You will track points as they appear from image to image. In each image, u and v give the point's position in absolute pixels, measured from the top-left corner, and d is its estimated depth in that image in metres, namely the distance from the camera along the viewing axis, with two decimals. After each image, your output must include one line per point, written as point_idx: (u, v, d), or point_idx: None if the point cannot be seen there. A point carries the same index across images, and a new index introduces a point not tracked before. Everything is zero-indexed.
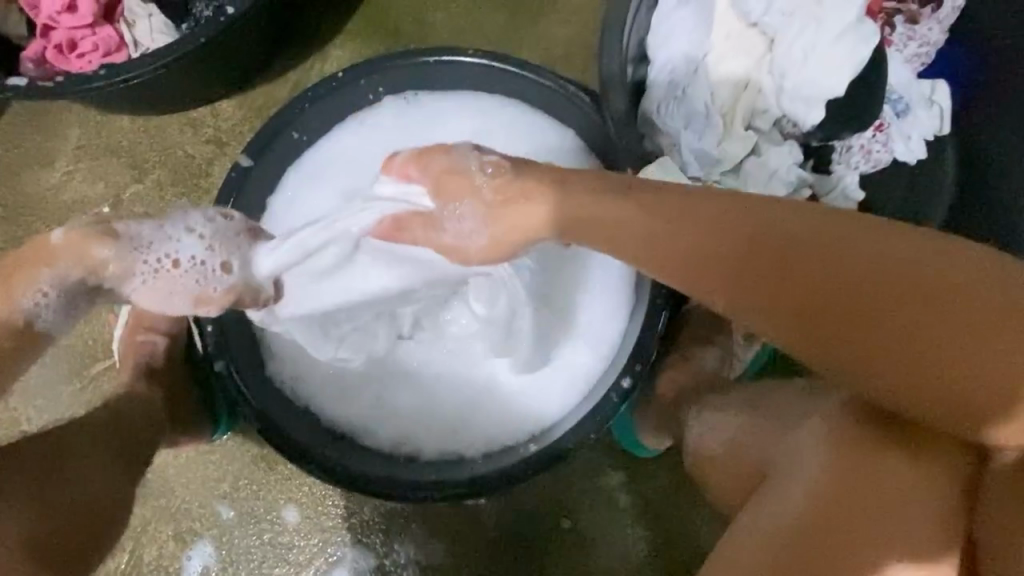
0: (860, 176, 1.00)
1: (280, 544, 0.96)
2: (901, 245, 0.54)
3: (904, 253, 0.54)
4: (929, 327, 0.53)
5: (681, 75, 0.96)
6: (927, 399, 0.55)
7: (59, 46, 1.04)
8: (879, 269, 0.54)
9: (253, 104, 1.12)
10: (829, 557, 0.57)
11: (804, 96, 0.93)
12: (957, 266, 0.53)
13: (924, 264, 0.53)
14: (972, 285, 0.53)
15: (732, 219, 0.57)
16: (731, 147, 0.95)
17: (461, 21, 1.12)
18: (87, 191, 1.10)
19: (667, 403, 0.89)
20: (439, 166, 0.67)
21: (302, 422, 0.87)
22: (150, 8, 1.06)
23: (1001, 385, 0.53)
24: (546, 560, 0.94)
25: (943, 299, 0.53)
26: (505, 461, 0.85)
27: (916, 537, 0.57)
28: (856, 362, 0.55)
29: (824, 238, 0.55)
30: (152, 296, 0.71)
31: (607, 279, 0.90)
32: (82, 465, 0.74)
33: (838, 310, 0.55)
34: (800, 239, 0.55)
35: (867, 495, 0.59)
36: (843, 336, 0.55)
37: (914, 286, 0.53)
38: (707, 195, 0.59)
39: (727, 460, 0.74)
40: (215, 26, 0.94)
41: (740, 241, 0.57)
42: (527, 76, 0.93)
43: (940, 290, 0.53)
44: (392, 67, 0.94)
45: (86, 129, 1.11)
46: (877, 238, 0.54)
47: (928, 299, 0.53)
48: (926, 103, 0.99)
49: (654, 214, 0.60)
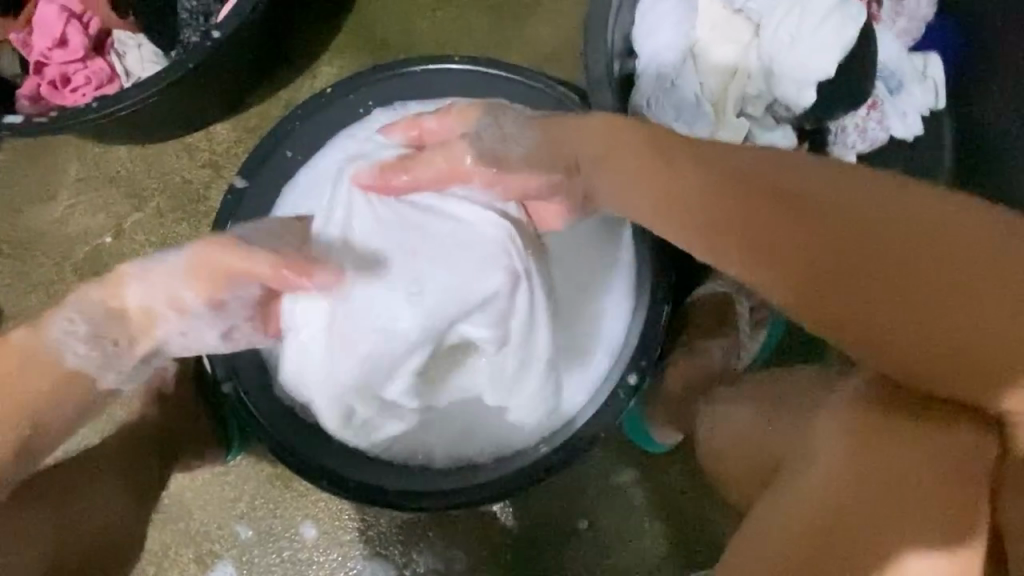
0: (857, 155, 0.99)
1: (300, 561, 0.96)
2: (905, 205, 0.53)
3: (907, 211, 0.53)
4: (936, 298, 0.52)
5: (669, 66, 0.95)
6: (936, 359, 0.54)
7: (53, 82, 1.06)
8: (878, 222, 0.53)
9: (246, 125, 1.13)
10: (834, 539, 0.58)
11: (792, 79, 0.92)
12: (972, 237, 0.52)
13: (929, 220, 0.53)
14: (985, 260, 0.52)
15: (722, 191, 0.58)
16: (724, 135, 0.95)
17: (446, 29, 1.12)
18: (89, 223, 1.11)
19: (675, 395, 0.89)
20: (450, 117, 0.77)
21: (309, 438, 0.87)
22: (140, 39, 1.08)
23: (1004, 344, 0.52)
24: (567, 560, 0.94)
25: (954, 271, 0.52)
26: (517, 465, 0.86)
27: (934, 511, 0.56)
28: (855, 318, 0.55)
29: (827, 206, 0.55)
30: (198, 302, 0.71)
31: (616, 272, 0.90)
32: (106, 478, 0.78)
33: (836, 279, 0.55)
34: (802, 197, 0.55)
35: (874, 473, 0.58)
36: (840, 295, 0.55)
37: (920, 257, 0.52)
38: (693, 176, 0.60)
39: (738, 449, 0.75)
40: (202, 51, 0.95)
41: (736, 213, 0.57)
42: (514, 79, 0.94)
43: (940, 246, 0.52)
44: (380, 80, 0.96)
45: (85, 162, 1.12)
46: (879, 195, 0.54)
47: (937, 271, 0.52)
48: (918, 77, 0.98)
49: (651, 206, 0.63)
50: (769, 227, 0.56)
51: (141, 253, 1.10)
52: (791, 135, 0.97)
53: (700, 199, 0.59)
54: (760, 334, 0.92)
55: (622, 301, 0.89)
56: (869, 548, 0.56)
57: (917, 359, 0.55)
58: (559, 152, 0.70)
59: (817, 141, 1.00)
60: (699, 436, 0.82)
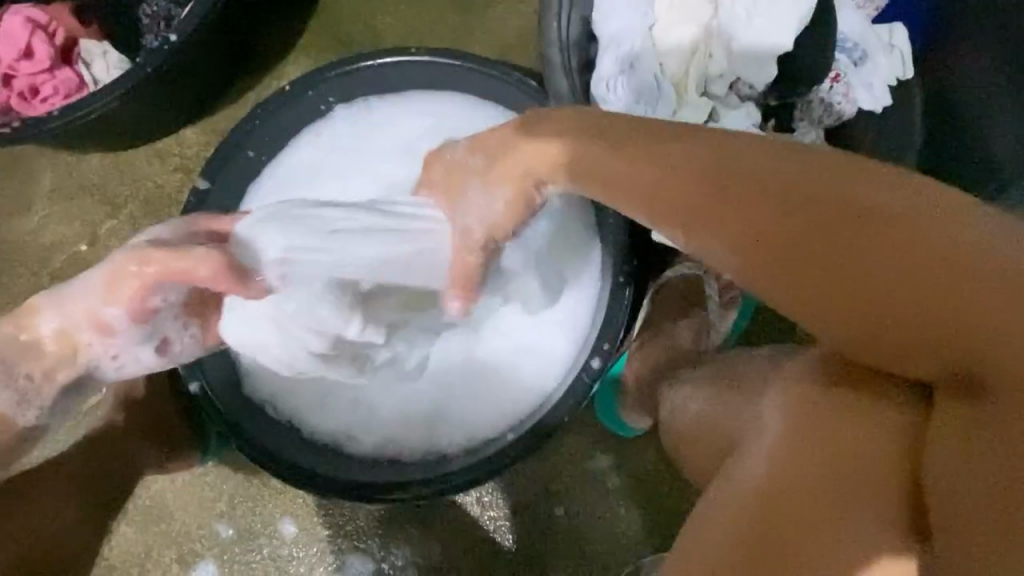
0: (824, 131, 0.98)
1: (280, 557, 0.97)
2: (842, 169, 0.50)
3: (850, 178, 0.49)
4: (881, 284, 0.48)
5: (628, 50, 0.93)
6: (879, 332, 0.50)
7: (21, 93, 1.06)
8: (813, 187, 0.50)
9: (215, 128, 1.13)
10: (780, 525, 0.56)
11: (756, 57, 0.93)
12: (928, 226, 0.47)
13: (867, 187, 0.49)
14: (933, 257, 0.47)
15: (663, 155, 0.55)
16: (688, 115, 0.94)
17: (409, 22, 1.12)
18: (64, 232, 1.12)
19: (643, 381, 0.88)
20: (447, 169, 0.69)
21: (277, 433, 0.88)
22: (105, 46, 1.08)
23: (952, 320, 0.47)
24: (544, 548, 0.94)
25: (906, 268, 0.48)
26: (484, 453, 0.86)
27: (868, 501, 0.54)
28: (799, 291, 0.51)
29: (768, 172, 0.51)
30: (117, 316, 0.67)
31: (580, 257, 0.89)
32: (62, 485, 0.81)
33: (782, 250, 0.51)
34: (736, 166, 0.52)
35: (819, 457, 0.57)
36: (792, 270, 0.51)
37: (864, 245, 0.48)
38: (605, 148, 0.57)
39: (698, 431, 0.74)
40: (160, 55, 0.94)
41: (684, 178, 0.54)
42: (472, 68, 0.94)
43: (881, 213, 0.48)
44: (338, 76, 0.95)
45: (58, 171, 1.12)
46: (814, 161, 0.51)
47: (874, 238, 0.48)
48: (884, 48, 0.97)
49: (587, 171, 0.59)
50: (699, 197, 0.53)
51: None
52: (756, 113, 0.95)
53: (639, 167, 0.56)
54: (732, 312, 0.92)
55: (589, 286, 0.88)
56: (811, 541, 0.55)
57: (859, 334, 0.51)
58: (511, 148, 0.63)
59: (781, 119, 0.99)
60: (662, 417, 0.81)
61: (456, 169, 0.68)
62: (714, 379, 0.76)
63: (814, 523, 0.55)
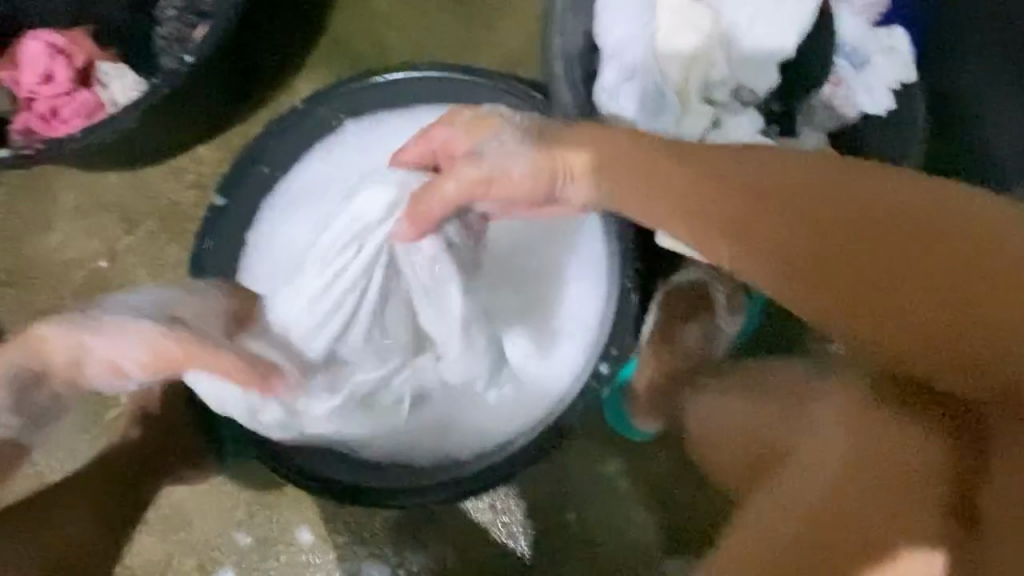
0: (826, 134, 1.00)
1: (298, 564, 0.98)
2: (890, 185, 0.52)
3: (896, 190, 0.51)
4: (923, 297, 0.50)
5: (631, 59, 0.95)
6: (921, 342, 0.51)
7: (43, 115, 1.09)
8: (864, 201, 0.51)
9: (229, 144, 1.16)
10: (819, 541, 0.60)
11: (756, 63, 0.95)
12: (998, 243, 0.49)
13: (912, 200, 0.51)
14: (997, 276, 0.49)
15: (705, 175, 0.58)
16: (690, 121, 0.95)
17: (416, 37, 1.15)
18: (84, 249, 1.15)
19: (657, 387, 0.90)
20: (467, 124, 0.72)
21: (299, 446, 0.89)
22: (122, 68, 1.11)
23: (993, 329, 0.49)
24: (559, 553, 0.95)
25: (958, 282, 0.49)
26: (495, 458, 0.88)
27: (905, 514, 0.57)
28: (839, 301, 0.52)
29: (814, 189, 0.53)
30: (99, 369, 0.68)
31: (587, 264, 0.91)
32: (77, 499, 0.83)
33: (829, 258, 0.52)
34: (794, 179, 0.54)
35: (852, 474, 0.61)
36: (844, 279, 0.51)
37: (940, 261, 0.49)
38: (641, 168, 0.61)
39: (727, 439, 0.76)
40: (175, 77, 0.97)
41: (730, 195, 0.56)
42: (479, 82, 0.96)
43: (927, 227, 0.50)
44: (349, 93, 0.98)
45: (78, 190, 1.16)
46: (870, 176, 0.53)
47: (921, 250, 0.50)
48: (885, 51, 0.97)
49: (629, 186, 0.62)
50: (747, 210, 0.55)
51: (136, 275, 1.14)
52: (759, 119, 0.96)
53: (680, 185, 0.59)
54: (738, 316, 0.92)
55: (597, 294, 0.90)
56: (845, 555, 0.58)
57: (903, 341, 0.52)
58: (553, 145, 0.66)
59: (785, 126, 0.99)
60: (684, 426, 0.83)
61: (481, 120, 0.72)
62: (734, 387, 0.79)
63: (847, 539, 0.59)
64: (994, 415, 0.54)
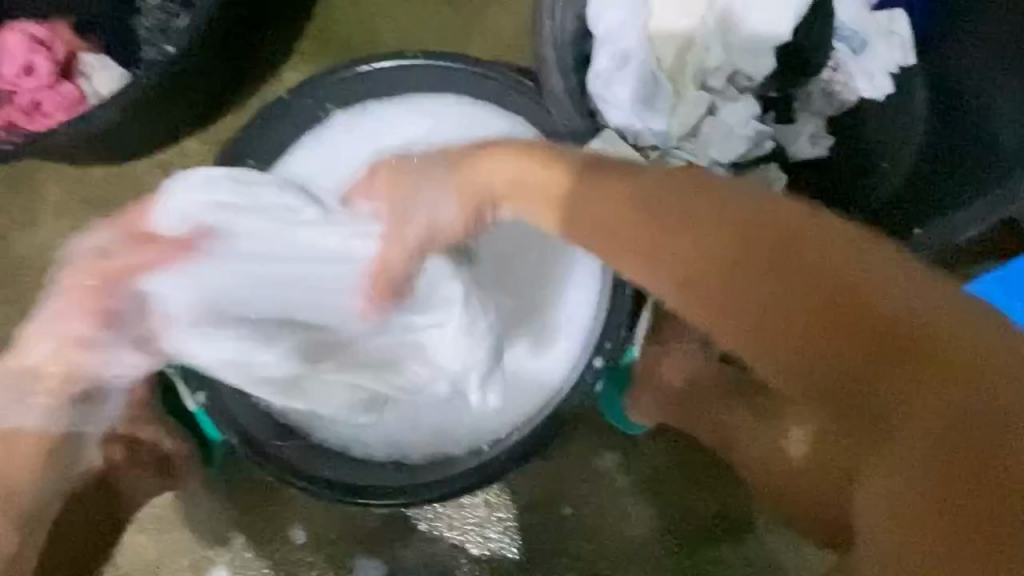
0: (827, 121, 0.97)
1: (293, 562, 0.97)
2: (745, 204, 0.53)
3: (734, 208, 0.53)
4: (822, 315, 0.51)
5: (625, 45, 0.92)
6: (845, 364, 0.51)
7: (25, 109, 1.05)
8: (741, 221, 0.52)
9: (216, 137, 1.13)
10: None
11: (753, 48, 0.94)
12: (873, 281, 0.50)
13: (766, 216, 0.52)
14: (843, 278, 0.50)
15: (623, 204, 0.54)
16: (686, 109, 0.93)
17: (406, 24, 1.12)
18: (72, 245, 1.13)
19: (661, 386, 0.86)
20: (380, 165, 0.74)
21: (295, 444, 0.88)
22: (106, 60, 1.08)
23: (899, 334, 0.50)
24: (556, 547, 0.94)
25: (827, 292, 0.50)
26: (489, 454, 0.86)
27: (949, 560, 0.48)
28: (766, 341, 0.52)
29: (713, 215, 0.52)
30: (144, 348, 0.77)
31: (580, 260, 0.89)
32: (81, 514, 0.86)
33: (726, 291, 0.52)
34: (691, 210, 0.53)
35: (895, 539, 0.51)
36: (760, 315, 0.52)
37: (818, 272, 0.50)
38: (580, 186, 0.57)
39: (764, 462, 0.74)
40: (158, 68, 0.95)
41: (638, 223, 0.53)
42: (468, 69, 0.93)
43: (797, 240, 0.51)
44: (337, 82, 0.95)
45: (63, 184, 1.13)
46: (744, 199, 0.53)
47: (804, 263, 0.51)
48: (884, 35, 0.95)
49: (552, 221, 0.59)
50: (674, 249, 0.52)
51: None
52: (756, 105, 0.94)
53: (611, 214, 0.55)
54: None
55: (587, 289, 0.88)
56: None
57: (823, 370, 0.52)
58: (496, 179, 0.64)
59: (782, 110, 0.97)
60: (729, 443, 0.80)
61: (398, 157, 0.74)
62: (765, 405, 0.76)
63: None
64: (956, 419, 0.50)
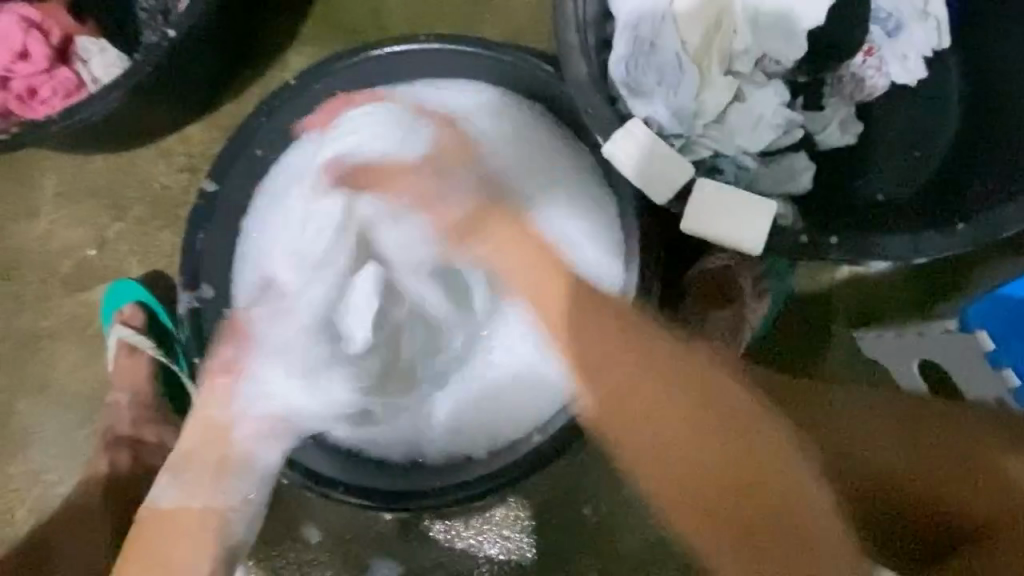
0: (855, 108, 0.93)
1: (307, 562, 0.96)
2: (669, 355, 0.72)
3: (650, 353, 0.72)
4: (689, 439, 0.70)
5: (647, 27, 0.87)
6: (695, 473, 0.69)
7: (20, 95, 1.01)
8: (640, 355, 0.73)
9: (220, 123, 1.09)
10: None
11: (783, 31, 0.90)
12: (755, 435, 0.70)
13: (669, 363, 0.72)
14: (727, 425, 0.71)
15: (574, 302, 0.76)
16: (711, 96, 0.88)
17: (415, 4, 1.06)
18: (71, 237, 1.09)
19: None
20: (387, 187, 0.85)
21: (309, 445, 0.86)
22: (103, 43, 1.03)
23: (758, 452, 0.69)
24: (574, 549, 0.92)
25: (691, 425, 0.70)
26: (510, 457, 0.84)
27: None
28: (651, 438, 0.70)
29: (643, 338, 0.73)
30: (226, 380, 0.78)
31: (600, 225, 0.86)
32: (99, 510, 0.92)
33: (619, 397, 0.72)
34: (610, 313, 0.75)
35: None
36: (643, 424, 0.71)
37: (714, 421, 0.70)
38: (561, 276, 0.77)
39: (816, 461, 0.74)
40: (159, 52, 0.91)
41: (571, 310, 0.75)
42: (486, 55, 0.89)
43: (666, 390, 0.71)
44: (347, 68, 0.91)
45: (62, 174, 1.09)
46: (655, 346, 0.72)
47: (691, 404, 0.71)
48: (919, 15, 0.90)
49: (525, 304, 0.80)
50: (573, 346, 0.75)
51: (125, 264, 1.08)
52: (783, 92, 0.90)
53: (545, 303, 0.76)
54: (764, 302, 0.88)
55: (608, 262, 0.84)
56: None
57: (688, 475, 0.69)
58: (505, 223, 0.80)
59: (810, 98, 0.93)
60: None
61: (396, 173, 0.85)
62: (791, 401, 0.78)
63: None
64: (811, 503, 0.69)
